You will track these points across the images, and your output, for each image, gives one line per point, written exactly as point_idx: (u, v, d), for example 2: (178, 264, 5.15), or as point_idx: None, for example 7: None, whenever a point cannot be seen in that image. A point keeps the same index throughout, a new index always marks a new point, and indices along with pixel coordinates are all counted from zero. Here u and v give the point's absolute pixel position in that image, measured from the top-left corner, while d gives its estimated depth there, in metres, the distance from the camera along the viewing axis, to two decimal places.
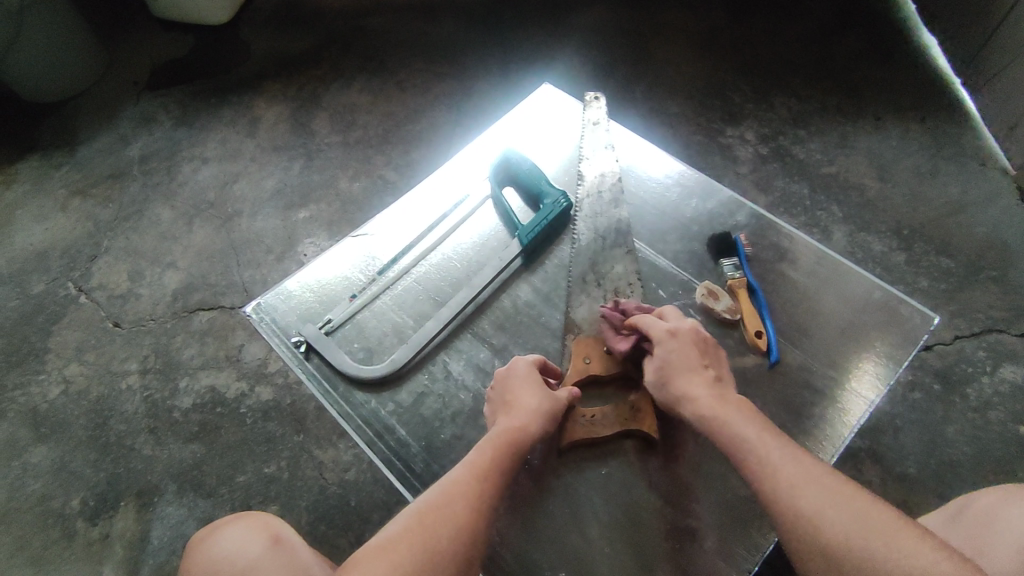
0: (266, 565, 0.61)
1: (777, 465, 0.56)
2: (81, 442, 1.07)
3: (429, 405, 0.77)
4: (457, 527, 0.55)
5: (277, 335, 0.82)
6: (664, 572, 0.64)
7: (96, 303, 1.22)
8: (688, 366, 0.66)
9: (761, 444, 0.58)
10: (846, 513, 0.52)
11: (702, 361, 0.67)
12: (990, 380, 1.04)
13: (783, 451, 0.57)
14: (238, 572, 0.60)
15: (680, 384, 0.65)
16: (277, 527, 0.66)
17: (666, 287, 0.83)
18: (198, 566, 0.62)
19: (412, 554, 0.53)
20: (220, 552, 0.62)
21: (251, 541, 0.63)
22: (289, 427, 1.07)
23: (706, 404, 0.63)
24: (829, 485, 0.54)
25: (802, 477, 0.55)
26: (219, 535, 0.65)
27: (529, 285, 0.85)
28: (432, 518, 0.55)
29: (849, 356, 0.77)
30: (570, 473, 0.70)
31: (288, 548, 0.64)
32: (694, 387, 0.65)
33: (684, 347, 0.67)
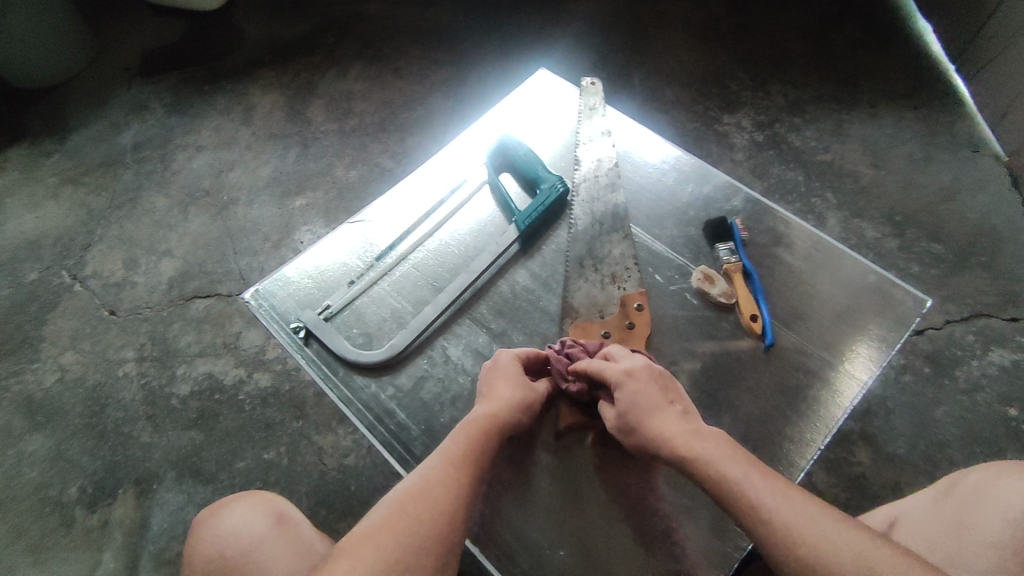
0: (271, 542, 0.62)
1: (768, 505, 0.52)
2: (79, 430, 1.07)
3: (429, 388, 0.77)
4: (435, 515, 0.54)
5: (276, 321, 0.82)
6: (660, 551, 0.65)
7: (92, 291, 1.22)
8: (653, 405, 0.62)
9: (746, 480, 0.54)
10: (848, 552, 0.48)
11: (666, 398, 0.63)
12: (979, 363, 1.06)
13: (769, 487, 0.54)
14: (244, 550, 0.61)
15: (650, 427, 0.61)
16: (280, 505, 0.67)
17: (662, 272, 0.84)
18: (204, 543, 0.63)
19: (392, 545, 0.52)
20: (226, 529, 0.63)
21: (256, 518, 0.64)
22: (288, 414, 1.08)
23: (684, 442, 0.59)
24: (820, 520, 0.51)
25: (795, 514, 0.51)
26: (223, 512, 0.66)
27: (527, 271, 0.85)
28: (410, 505, 0.54)
29: (843, 339, 0.78)
30: (569, 453, 0.71)
31: (292, 526, 0.64)
32: (665, 426, 0.60)
33: (645, 387, 0.63)
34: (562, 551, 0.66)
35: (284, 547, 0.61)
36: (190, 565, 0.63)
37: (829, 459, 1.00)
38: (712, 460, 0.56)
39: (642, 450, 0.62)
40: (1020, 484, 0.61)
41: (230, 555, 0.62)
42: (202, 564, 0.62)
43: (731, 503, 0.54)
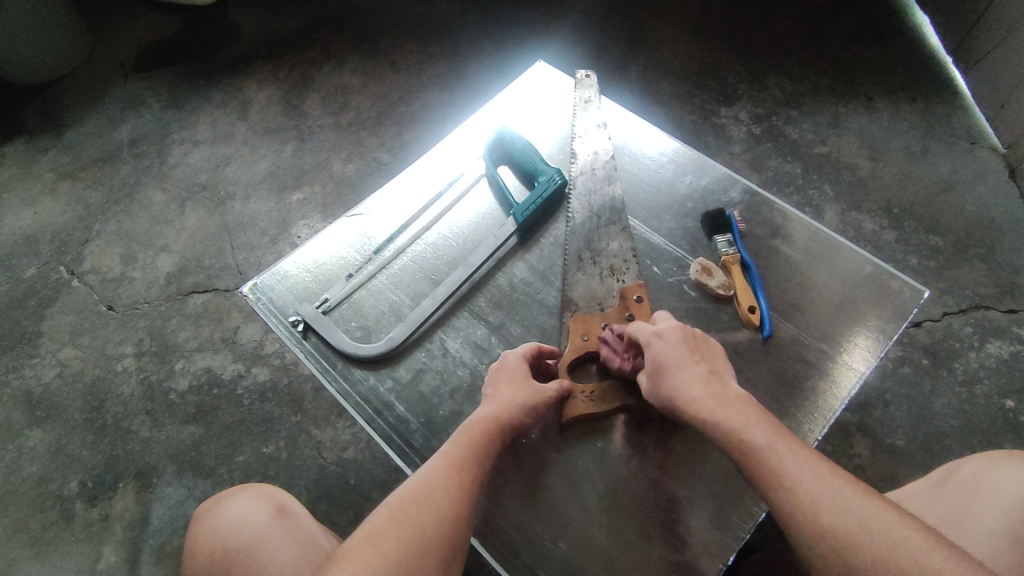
0: (272, 535, 0.62)
1: (785, 469, 0.53)
2: (78, 425, 1.07)
3: (428, 381, 0.77)
4: (438, 518, 0.54)
5: (275, 315, 0.82)
6: (659, 541, 0.66)
7: (89, 287, 1.22)
8: (679, 363, 0.62)
9: (766, 445, 0.55)
10: (858, 519, 0.49)
11: (694, 358, 0.63)
12: (976, 355, 1.06)
13: (790, 454, 0.54)
14: (245, 543, 0.61)
15: (674, 387, 0.61)
16: (281, 497, 0.67)
17: (660, 264, 0.84)
18: (205, 536, 0.63)
19: (401, 547, 0.51)
20: (228, 521, 0.63)
21: (255, 512, 0.64)
22: (286, 408, 1.08)
23: (705, 403, 0.59)
24: (833, 482, 0.51)
25: (811, 479, 0.52)
26: (225, 506, 0.66)
27: (525, 264, 0.85)
28: (413, 507, 0.54)
29: (841, 330, 0.78)
30: (568, 446, 0.72)
31: (293, 519, 0.64)
32: (688, 385, 0.61)
33: (672, 348, 0.64)
34: (562, 544, 0.67)
35: (286, 538, 0.62)
36: (192, 557, 0.63)
37: (828, 450, 1.00)
38: (736, 424, 0.57)
39: (666, 409, 0.62)
40: (1019, 472, 0.61)
41: (232, 546, 0.62)
42: (204, 556, 0.62)
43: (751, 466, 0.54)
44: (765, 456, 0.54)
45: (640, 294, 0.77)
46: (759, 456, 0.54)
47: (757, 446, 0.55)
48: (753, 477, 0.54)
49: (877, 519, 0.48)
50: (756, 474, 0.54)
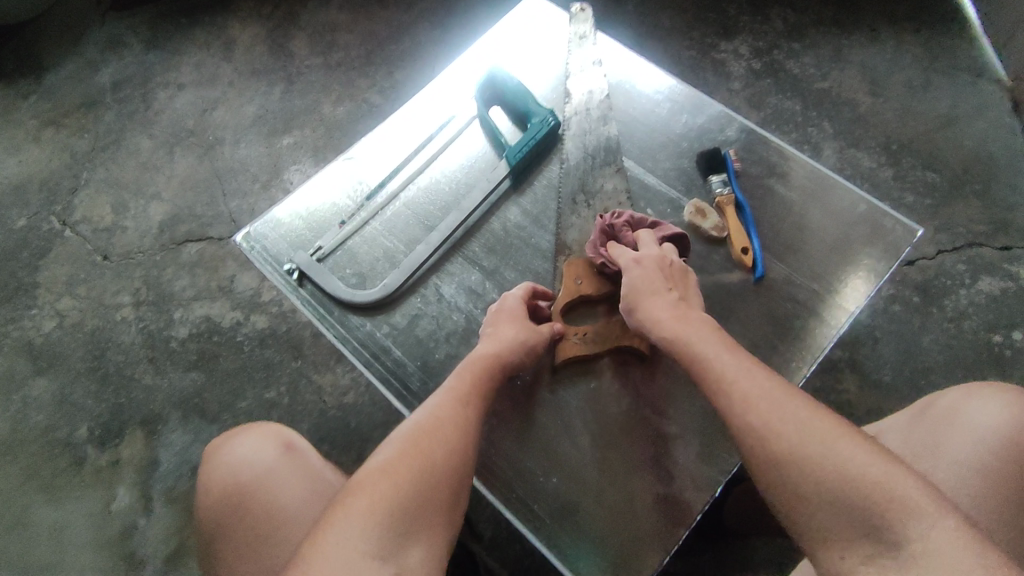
0: (282, 474, 0.60)
1: (744, 384, 0.54)
2: (82, 373, 1.09)
3: (424, 326, 0.78)
4: (449, 450, 0.53)
5: (270, 264, 0.81)
6: (649, 475, 0.68)
7: (82, 237, 1.21)
8: (650, 289, 0.66)
9: (731, 368, 0.56)
10: (792, 423, 0.50)
11: (666, 284, 0.67)
12: (967, 293, 1.08)
13: (769, 388, 0.53)
14: (256, 481, 0.59)
15: (644, 307, 0.65)
16: (289, 433, 0.64)
17: (655, 206, 0.83)
18: (215, 470, 0.61)
19: (412, 479, 0.49)
20: (236, 459, 0.61)
21: (263, 448, 0.61)
22: (286, 353, 1.09)
23: (668, 325, 0.63)
24: (781, 394, 0.53)
25: (766, 397, 0.53)
26: (237, 440, 0.63)
27: (519, 208, 0.85)
28: (424, 439, 0.52)
29: (834, 270, 0.79)
30: (562, 387, 0.73)
31: (301, 454, 0.62)
32: (656, 309, 0.65)
33: (647, 273, 0.68)
34: (556, 479, 0.69)
35: (295, 483, 0.59)
36: (201, 491, 0.61)
37: (817, 387, 1.03)
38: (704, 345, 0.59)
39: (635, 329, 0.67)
40: (991, 407, 0.60)
41: (243, 483, 0.60)
42: (215, 493, 0.60)
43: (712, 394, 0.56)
44: (731, 381, 0.55)
45: (626, 217, 0.77)
46: (721, 384, 0.56)
47: (719, 366, 0.57)
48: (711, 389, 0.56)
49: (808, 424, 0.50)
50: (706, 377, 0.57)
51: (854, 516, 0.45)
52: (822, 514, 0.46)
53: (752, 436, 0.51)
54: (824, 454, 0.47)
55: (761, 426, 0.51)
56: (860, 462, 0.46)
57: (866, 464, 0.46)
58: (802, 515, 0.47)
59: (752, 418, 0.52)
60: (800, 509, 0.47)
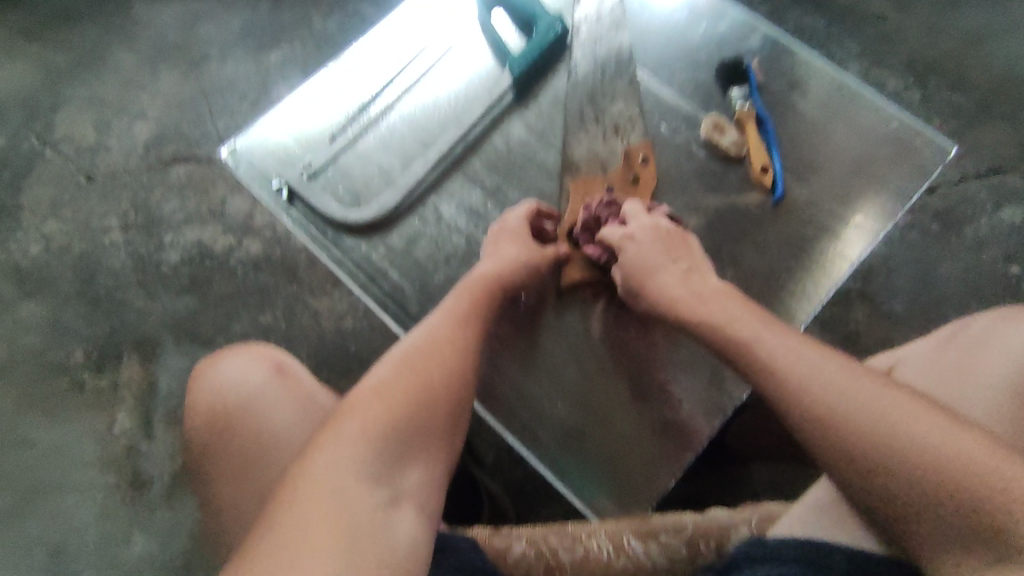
0: (273, 396, 0.57)
1: (795, 363, 0.49)
2: (73, 297, 1.07)
3: (422, 248, 0.75)
4: (447, 373, 0.50)
5: (258, 181, 0.77)
6: (654, 402, 0.67)
7: (64, 157, 1.15)
8: (654, 265, 0.62)
9: (778, 346, 0.51)
10: (857, 403, 0.45)
11: (669, 256, 0.63)
12: (987, 221, 1.03)
13: (824, 364, 0.49)
14: (245, 403, 0.57)
15: (654, 287, 0.62)
16: (280, 354, 0.61)
17: (669, 121, 0.78)
18: (202, 391, 0.59)
19: (406, 403, 0.46)
20: (225, 380, 0.59)
21: (253, 370, 0.59)
22: (281, 278, 1.06)
23: (688, 305, 0.59)
24: (838, 371, 0.48)
25: (819, 376, 0.48)
26: (225, 360, 0.61)
27: (523, 123, 0.79)
28: (419, 361, 0.50)
29: (856, 192, 0.74)
30: (566, 311, 0.70)
31: (293, 376, 0.60)
32: (667, 287, 0.61)
33: (646, 247, 0.63)
34: (559, 403, 0.68)
35: (286, 407, 0.57)
36: (189, 413, 0.59)
37: (826, 316, 1.01)
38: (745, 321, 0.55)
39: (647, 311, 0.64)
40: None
41: (232, 405, 0.58)
42: (203, 414, 0.58)
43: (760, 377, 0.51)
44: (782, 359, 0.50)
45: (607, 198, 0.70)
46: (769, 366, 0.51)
47: (764, 343, 0.52)
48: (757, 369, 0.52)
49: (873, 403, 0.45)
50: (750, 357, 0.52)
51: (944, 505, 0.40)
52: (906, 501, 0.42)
53: (813, 422, 0.47)
54: (900, 437, 0.43)
55: (825, 414, 0.46)
56: (943, 441, 0.41)
57: (949, 444, 0.41)
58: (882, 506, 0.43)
59: (808, 404, 0.47)
60: (880, 501, 0.43)
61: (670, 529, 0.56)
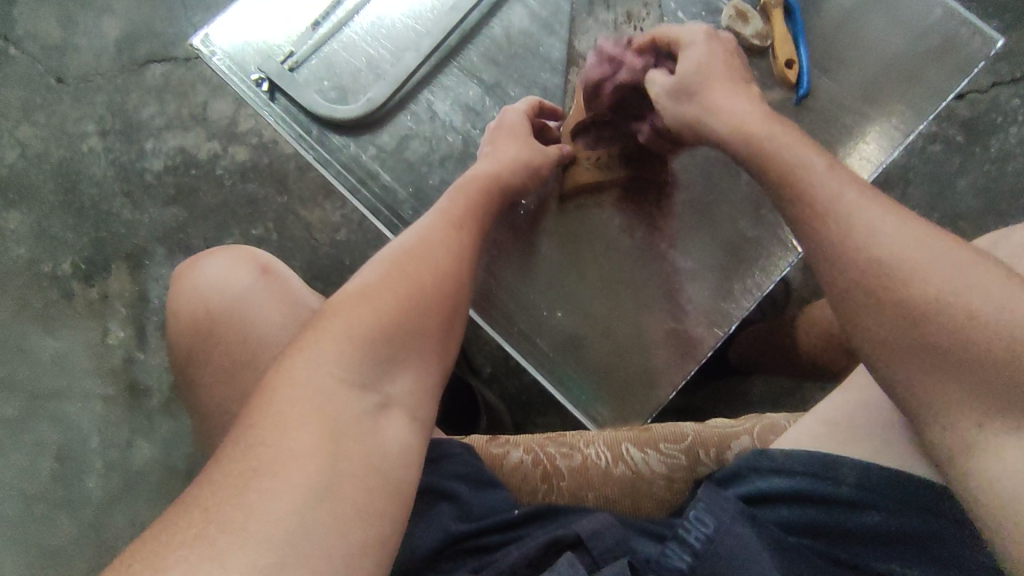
0: (258, 298, 0.54)
1: (854, 203, 0.43)
2: (56, 207, 1.02)
3: (415, 148, 0.70)
4: (439, 276, 0.46)
5: (236, 73, 0.70)
6: (658, 312, 0.64)
7: (31, 56, 1.06)
8: (718, 75, 0.53)
9: (830, 180, 0.45)
10: (919, 252, 0.40)
11: (736, 74, 0.54)
12: (1018, 131, 0.97)
13: (887, 210, 0.43)
14: (229, 305, 0.54)
15: (713, 98, 0.52)
16: (265, 256, 0.58)
17: (687, 9, 0.70)
18: (186, 292, 0.56)
19: (396, 306, 0.43)
20: (208, 281, 0.55)
21: (236, 271, 0.56)
22: (271, 189, 1.01)
23: (752, 120, 0.50)
24: (900, 217, 0.42)
25: (879, 221, 0.42)
26: (207, 260, 0.57)
27: (525, 9, 0.72)
28: (410, 263, 0.46)
29: (887, 89, 0.68)
30: (569, 217, 0.66)
31: (280, 278, 0.56)
32: (730, 99, 0.52)
33: (713, 54, 0.54)
34: (559, 313, 0.65)
35: (271, 308, 0.54)
36: (172, 314, 0.56)
37: None
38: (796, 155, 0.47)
39: (693, 130, 0.54)
40: None
41: (216, 307, 0.55)
42: (186, 316, 0.55)
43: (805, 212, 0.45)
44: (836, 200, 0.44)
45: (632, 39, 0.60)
46: (818, 202, 0.45)
47: (810, 174, 0.46)
48: (813, 202, 0.45)
49: (934, 257, 0.40)
50: (800, 195, 0.46)
51: (979, 374, 0.37)
52: (942, 368, 0.38)
53: (864, 264, 0.41)
54: (962, 293, 0.38)
55: (885, 257, 0.41)
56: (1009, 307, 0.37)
57: (1014, 306, 0.37)
58: (911, 358, 0.39)
59: (870, 250, 0.41)
60: (915, 346, 0.39)
61: (669, 439, 0.54)
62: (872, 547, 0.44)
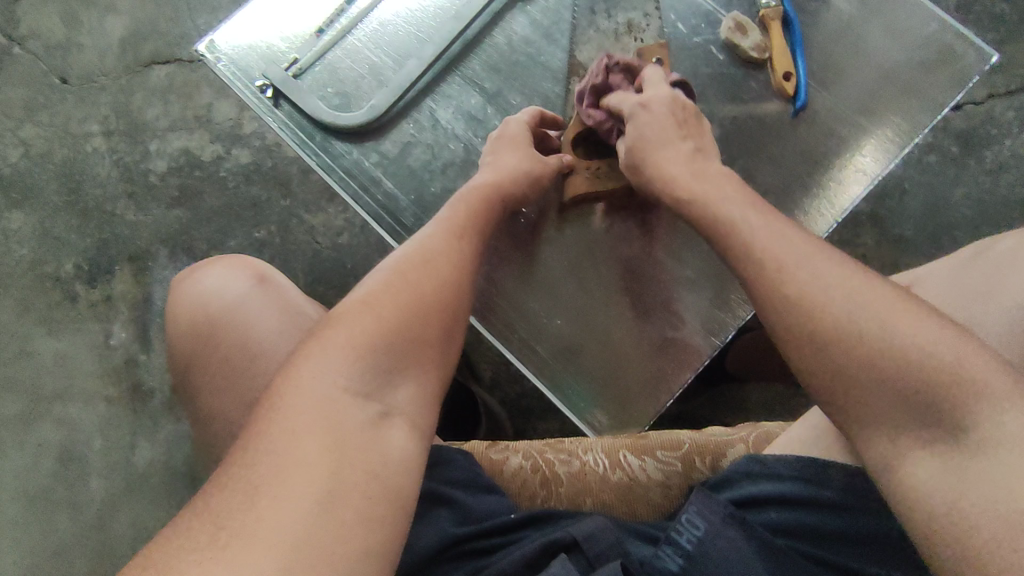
0: (256, 305, 0.55)
1: (773, 248, 0.46)
2: (59, 208, 1.03)
3: (417, 156, 0.70)
4: (440, 285, 0.47)
5: (239, 79, 0.70)
6: (657, 322, 0.65)
7: (35, 56, 1.06)
8: (660, 139, 0.57)
9: (755, 229, 0.48)
10: (832, 289, 0.42)
11: (679, 132, 0.58)
12: (1012, 142, 0.98)
13: (806, 251, 0.45)
14: (231, 311, 0.55)
15: (654, 164, 0.57)
16: (264, 265, 0.59)
17: (686, 20, 0.71)
18: (188, 298, 0.57)
19: (398, 315, 0.44)
20: (210, 288, 0.56)
21: (236, 279, 0.57)
22: (274, 192, 1.02)
23: (685, 182, 0.55)
24: (818, 256, 0.45)
25: (799, 266, 0.44)
26: (204, 273, 0.58)
27: (527, 18, 0.73)
28: (412, 273, 0.47)
29: (882, 100, 0.69)
30: (570, 226, 0.67)
31: (277, 288, 0.57)
32: (669, 162, 0.56)
33: (656, 118, 0.58)
34: (559, 320, 0.66)
35: (272, 314, 0.55)
36: (174, 321, 0.57)
37: (835, 240, 0.97)
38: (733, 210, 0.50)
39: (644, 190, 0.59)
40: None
41: (216, 313, 0.56)
42: (188, 321, 0.56)
43: (743, 266, 0.47)
44: (772, 254, 0.46)
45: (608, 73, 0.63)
46: (758, 258, 0.46)
47: (740, 224, 0.49)
48: (739, 252, 0.48)
49: (847, 291, 0.42)
50: (728, 245, 0.49)
51: (891, 398, 0.39)
52: (857, 391, 0.40)
53: (796, 315, 0.43)
54: (870, 325, 0.40)
55: (797, 297, 0.43)
56: (937, 347, 0.38)
57: (920, 332, 0.39)
58: (836, 401, 0.41)
59: (785, 289, 0.44)
60: (828, 379, 0.41)
61: (665, 447, 0.55)
62: (864, 552, 0.45)
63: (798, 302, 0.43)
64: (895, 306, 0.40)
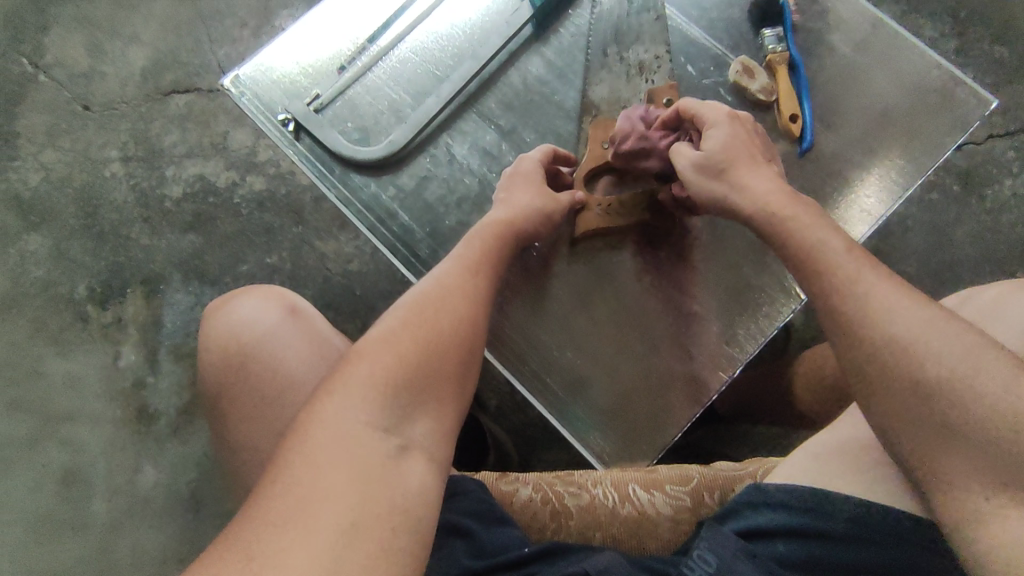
0: (286, 335, 0.56)
1: (867, 298, 0.46)
2: (75, 230, 1.05)
3: (433, 190, 0.72)
4: (456, 322, 0.48)
5: (262, 112, 0.72)
6: (666, 357, 0.66)
7: (58, 83, 1.09)
8: (746, 155, 0.57)
9: (854, 268, 0.48)
10: (929, 341, 0.43)
11: (758, 153, 0.58)
12: (1012, 182, 1.00)
13: (904, 298, 0.45)
14: (258, 342, 0.56)
15: (742, 175, 0.56)
16: (293, 296, 0.60)
17: (696, 62, 0.74)
18: (217, 327, 0.58)
19: (417, 351, 0.45)
20: (238, 319, 0.57)
21: (263, 311, 0.58)
22: (287, 218, 1.04)
23: (776, 199, 0.54)
24: (911, 304, 0.45)
25: (898, 313, 0.45)
26: (237, 300, 0.59)
27: (542, 59, 0.75)
28: (430, 311, 0.48)
29: (882, 142, 0.71)
30: (580, 259, 0.68)
31: (306, 319, 0.58)
32: (757, 177, 0.55)
33: (739, 133, 0.58)
34: (570, 353, 0.67)
35: (294, 346, 0.56)
36: (202, 350, 0.58)
37: None
38: (811, 247, 0.50)
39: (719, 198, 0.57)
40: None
41: (245, 342, 0.57)
42: (215, 350, 0.57)
43: (829, 318, 0.48)
44: (843, 287, 0.47)
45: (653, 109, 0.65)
46: (856, 302, 0.46)
47: (832, 262, 0.49)
48: (824, 298, 0.48)
49: (943, 346, 0.43)
50: (823, 280, 0.49)
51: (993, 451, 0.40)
52: (959, 446, 0.41)
53: (892, 366, 0.44)
54: (969, 380, 0.41)
55: (898, 349, 0.44)
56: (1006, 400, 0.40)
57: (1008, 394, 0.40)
58: (939, 449, 0.41)
59: (880, 341, 0.44)
60: (934, 427, 0.42)
61: (675, 481, 0.56)
62: None
63: (872, 335, 0.45)
64: (979, 353, 0.42)
